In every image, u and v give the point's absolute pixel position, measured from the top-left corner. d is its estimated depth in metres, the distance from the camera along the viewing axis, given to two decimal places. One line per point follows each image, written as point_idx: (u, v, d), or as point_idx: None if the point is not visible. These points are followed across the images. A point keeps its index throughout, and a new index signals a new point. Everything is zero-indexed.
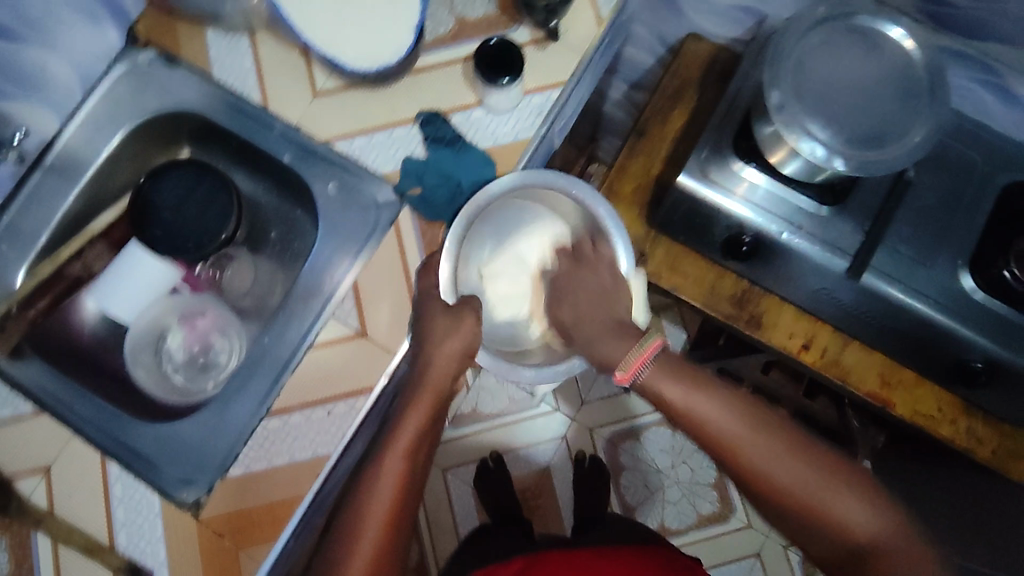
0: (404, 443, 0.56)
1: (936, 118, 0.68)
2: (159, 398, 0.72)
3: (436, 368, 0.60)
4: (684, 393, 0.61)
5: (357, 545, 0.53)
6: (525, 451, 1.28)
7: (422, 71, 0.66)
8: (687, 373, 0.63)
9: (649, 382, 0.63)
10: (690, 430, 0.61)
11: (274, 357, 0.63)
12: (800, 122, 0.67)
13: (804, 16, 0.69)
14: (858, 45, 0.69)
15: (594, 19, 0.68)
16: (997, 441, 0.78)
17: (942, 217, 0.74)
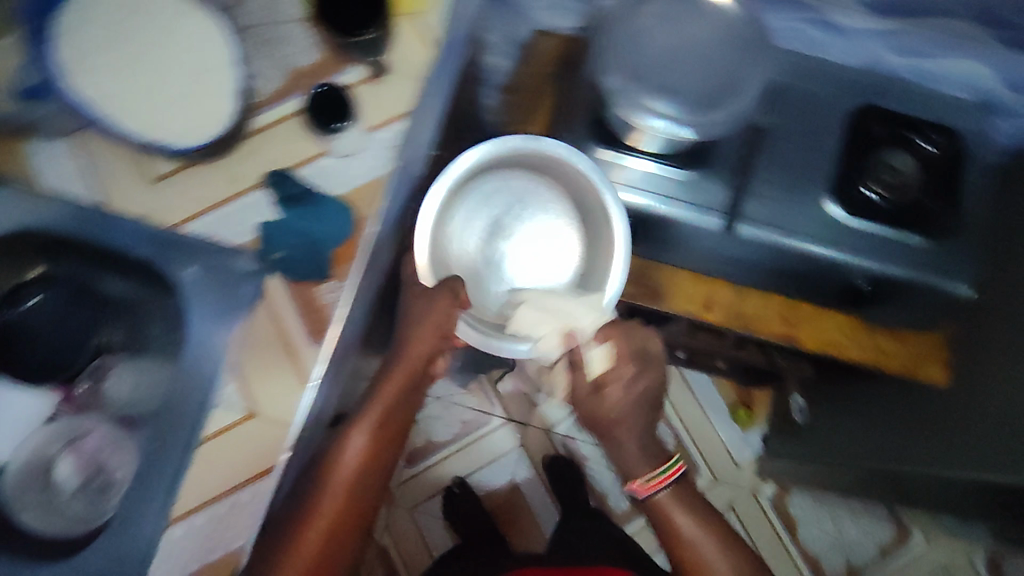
0: (364, 439, 0.69)
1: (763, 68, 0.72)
2: (54, 535, 0.61)
3: (415, 345, 0.73)
4: (693, 528, 0.71)
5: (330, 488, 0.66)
6: (488, 469, 1.27)
7: (259, 133, 0.64)
8: (696, 508, 0.72)
9: (663, 503, 0.72)
10: (670, 538, 0.71)
11: (163, 468, 0.59)
12: (642, 101, 0.69)
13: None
14: (682, 14, 0.72)
15: (420, 41, 0.67)
16: (900, 350, 0.82)
17: (801, 155, 0.76)
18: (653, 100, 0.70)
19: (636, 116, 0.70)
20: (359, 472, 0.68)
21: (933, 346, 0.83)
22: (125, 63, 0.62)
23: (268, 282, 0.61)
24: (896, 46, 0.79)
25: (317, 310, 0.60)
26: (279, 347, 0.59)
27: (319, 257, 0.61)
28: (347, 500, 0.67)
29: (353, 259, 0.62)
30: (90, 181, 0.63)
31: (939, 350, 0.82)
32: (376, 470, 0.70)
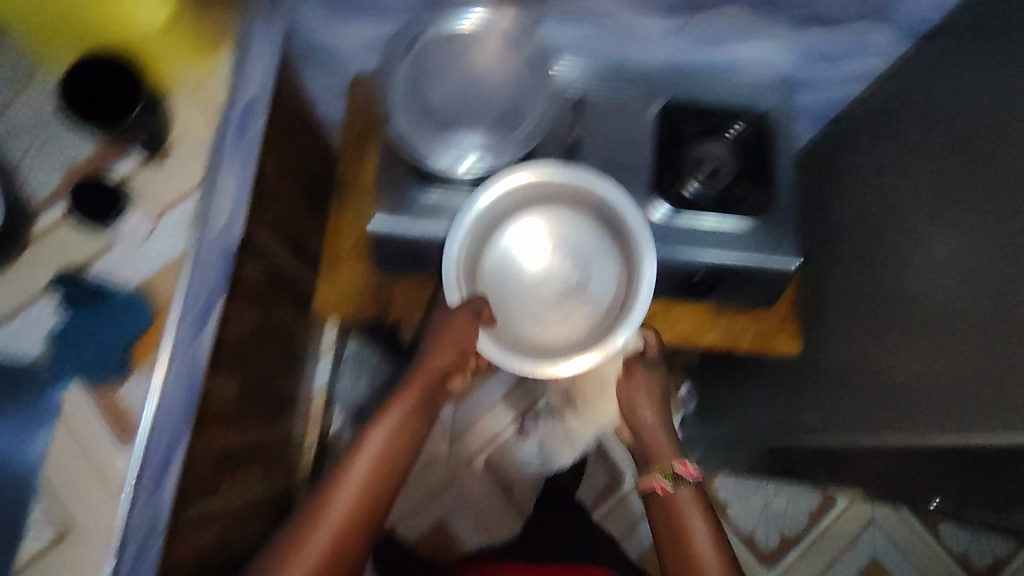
0: (377, 446, 0.67)
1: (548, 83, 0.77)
2: None
3: (434, 352, 0.72)
4: (703, 522, 0.69)
5: (337, 493, 0.64)
6: (415, 510, 1.32)
7: (37, 236, 0.64)
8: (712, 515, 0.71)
9: (685, 492, 0.72)
10: (671, 520, 0.70)
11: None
12: (446, 147, 0.74)
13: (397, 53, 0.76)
14: (455, 52, 0.75)
15: (205, 113, 0.67)
16: (749, 328, 0.84)
17: (617, 159, 0.77)
18: (449, 141, 0.74)
19: (442, 163, 0.73)
20: (366, 485, 0.65)
21: (780, 321, 0.83)
22: None
23: (74, 388, 0.61)
24: (694, 41, 0.79)
25: (121, 414, 0.61)
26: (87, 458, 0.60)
27: (110, 358, 0.61)
28: (353, 509, 0.63)
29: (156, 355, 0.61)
30: None
31: (788, 321, 0.83)
32: (390, 483, 0.67)
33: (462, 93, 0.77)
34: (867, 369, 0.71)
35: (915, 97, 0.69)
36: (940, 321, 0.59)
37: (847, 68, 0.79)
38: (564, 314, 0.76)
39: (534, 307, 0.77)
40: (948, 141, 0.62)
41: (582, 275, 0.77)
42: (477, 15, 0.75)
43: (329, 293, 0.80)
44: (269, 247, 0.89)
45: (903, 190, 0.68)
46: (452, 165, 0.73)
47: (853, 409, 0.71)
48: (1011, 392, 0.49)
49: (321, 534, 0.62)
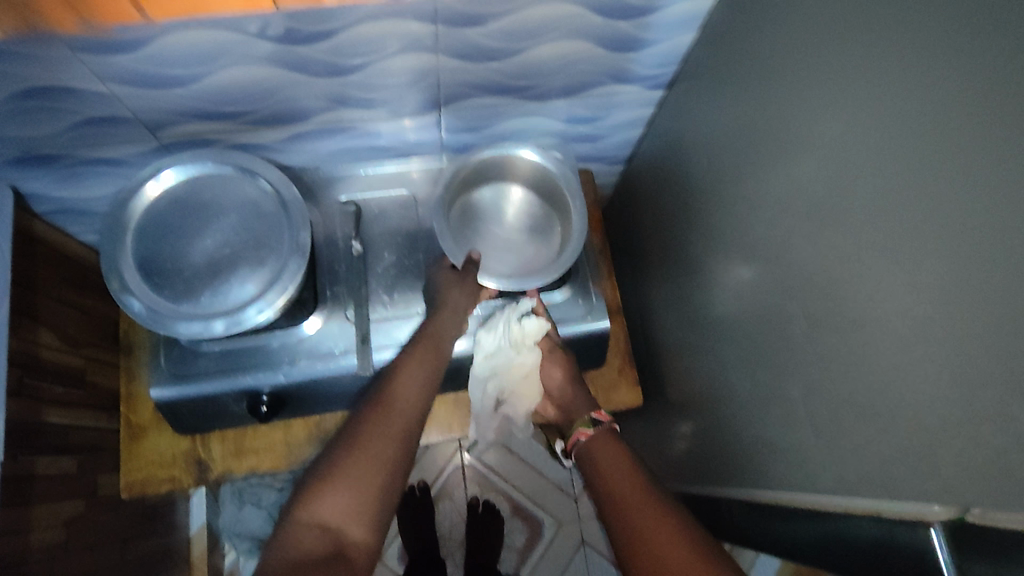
0: (412, 369, 0.64)
1: (289, 209, 0.64)
2: None
3: (443, 314, 0.68)
4: (614, 457, 0.67)
5: (411, 396, 0.61)
6: None
7: None
8: (621, 453, 0.67)
9: (600, 446, 0.70)
10: (597, 471, 0.67)
11: None
12: (185, 317, 0.60)
13: (108, 225, 0.62)
14: (182, 216, 0.64)
15: None
16: (593, 387, 0.84)
17: (410, 263, 0.77)
18: (197, 308, 0.61)
19: (190, 333, 0.59)
20: (407, 397, 0.61)
21: (616, 374, 0.85)
22: None
23: None
24: (459, 127, 0.78)
25: None
26: None
27: None
28: (406, 424, 0.59)
29: None
30: None
31: (624, 371, 0.85)
32: (428, 400, 0.63)
33: (201, 247, 0.64)
34: (710, 405, 0.75)
35: (681, 147, 0.76)
36: (774, 357, 0.60)
37: (615, 118, 0.82)
38: (523, 260, 0.76)
39: (504, 266, 0.75)
40: (727, 201, 0.66)
41: (538, 243, 0.77)
42: (186, 174, 0.65)
43: (133, 469, 0.74)
44: (71, 428, 0.81)
45: (707, 240, 0.72)
46: (199, 332, 0.59)
47: (733, 458, 0.70)
48: (964, 391, 0.38)
49: (381, 435, 0.58)
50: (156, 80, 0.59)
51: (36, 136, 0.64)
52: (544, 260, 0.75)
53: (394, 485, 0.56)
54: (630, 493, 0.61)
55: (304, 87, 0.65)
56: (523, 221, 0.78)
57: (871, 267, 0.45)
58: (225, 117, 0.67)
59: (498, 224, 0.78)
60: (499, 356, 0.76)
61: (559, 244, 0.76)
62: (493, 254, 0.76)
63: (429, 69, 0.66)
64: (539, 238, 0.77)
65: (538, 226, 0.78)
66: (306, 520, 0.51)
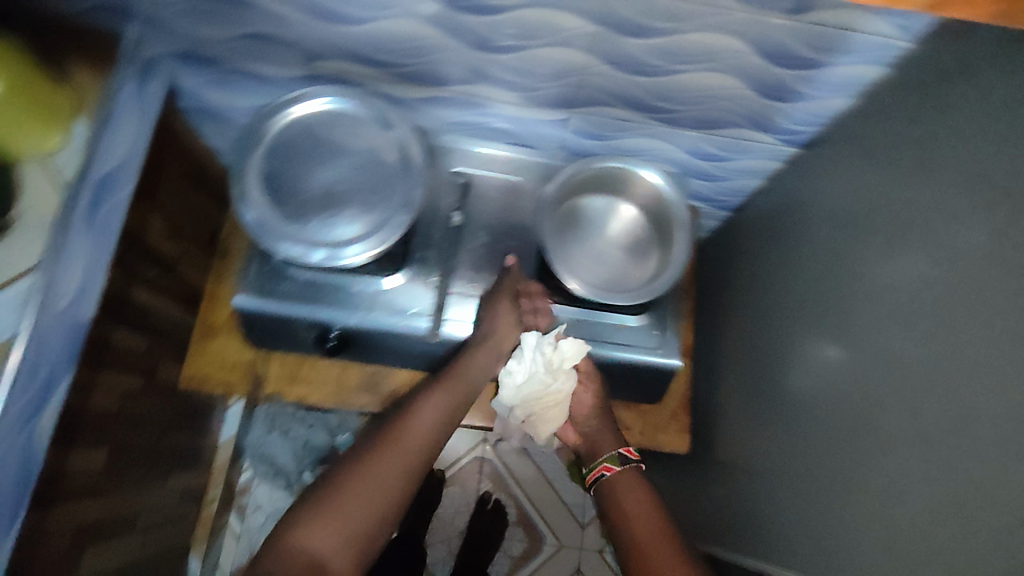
0: (431, 404, 0.63)
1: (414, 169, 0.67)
2: None
3: (476, 356, 0.69)
4: (641, 498, 0.66)
5: (427, 431, 0.60)
6: None
7: None
8: (646, 491, 0.67)
9: (625, 482, 0.69)
10: (620, 509, 0.66)
11: None
12: (289, 235, 0.62)
13: (249, 135, 0.66)
14: (314, 142, 0.68)
15: (53, 188, 0.65)
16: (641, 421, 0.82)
17: (501, 249, 0.77)
18: (301, 233, 0.63)
19: (291, 253, 0.62)
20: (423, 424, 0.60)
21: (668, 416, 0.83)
22: None
23: None
24: (585, 133, 0.79)
25: None
26: None
27: None
28: (410, 462, 0.57)
29: None
30: None
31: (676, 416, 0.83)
32: (439, 440, 0.61)
33: (320, 178, 0.67)
34: (754, 476, 0.72)
35: (798, 209, 0.74)
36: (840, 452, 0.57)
37: (738, 164, 0.81)
38: (617, 272, 0.75)
39: (599, 274, 0.75)
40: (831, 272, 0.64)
41: (636, 260, 0.76)
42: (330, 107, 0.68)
43: (197, 364, 0.78)
44: (152, 311, 0.86)
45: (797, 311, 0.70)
46: (296, 256, 0.62)
47: (762, 537, 0.67)
48: None
49: (385, 470, 0.55)
50: (325, 13, 0.63)
51: (206, 38, 0.69)
52: (638, 279, 0.74)
53: (383, 530, 0.53)
54: (657, 545, 0.60)
55: (452, 54, 0.67)
56: (628, 235, 0.77)
57: (982, 375, 0.43)
58: (374, 64, 0.70)
59: (604, 232, 0.77)
60: (528, 384, 0.72)
61: (657, 268, 0.74)
62: (584, 259, 0.75)
63: (575, 68, 0.66)
64: (639, 254, 0.76)
65: (641, 243, 0.77)
66: (295, 540, 0.49)
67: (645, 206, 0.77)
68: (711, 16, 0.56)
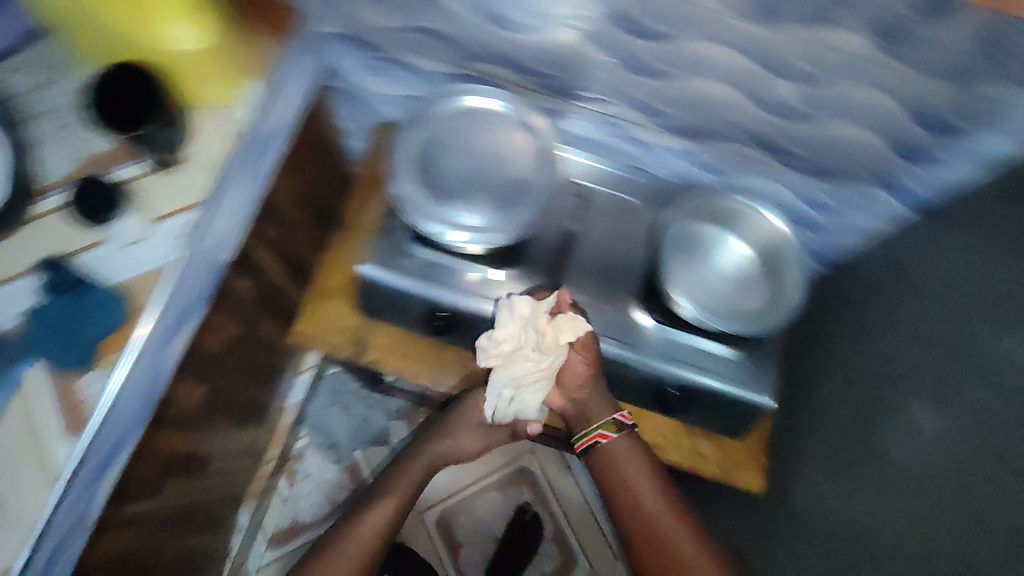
0: (382, 502, 0.79)
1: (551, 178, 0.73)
2: None
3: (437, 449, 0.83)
4: (628, 467, 0.77)
5: (362, 530, 0.77)
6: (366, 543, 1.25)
7: (37, 219, 0.63)
8: (639, 455, 0.77)
9: (613, 449, 0.77)
10: (603, 471, 0.78)
11: None
12: (435, 214, 0.68)
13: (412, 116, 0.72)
14: (470, 132, 0.74)
15: (223, 137, 0.69)
16: (718, 455, 0.82)
17: (612, 263, 0.80)
18: (435, 211, 0.69)
19: (434, 231, 0.67)
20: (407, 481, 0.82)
21: (746, 453, 0.82)
22: None
23: (24, 369, 0.60)
24: (705, 165, 0.81)
25: (75, 403, 0.60)
26: (34, 449, 0.59)
27: (80, 346, 0.60)
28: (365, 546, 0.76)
29: (115, 355, 0.61)
30: None
31: (755, 455, 0.82)
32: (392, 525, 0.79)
33: (465, 167, 0.73)
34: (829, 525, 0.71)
35: (904, 266, 0.75)
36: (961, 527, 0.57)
37: (851, 219, 0.82)
38: (748, 296, 0.75)
39: (730, 294, 0.75)
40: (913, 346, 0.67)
41: (770, 286, 0.75)
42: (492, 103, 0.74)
43: (309, 321, 0.84)
44: (265, 268, 0.91)
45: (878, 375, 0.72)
46: (436, 235, 0.67)
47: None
48: None
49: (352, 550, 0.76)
50: (498, 19, 0.67)
51: (375, 26, 0.74)
52: (766, 307, 0.74)
53: None
54: (663, 517, 0.74)
55: (605, 73, 0.70)
56: (764, 260, 0.77)
57: None
58: (525, 71, 0.74)
59: (745, 252, 0.77)
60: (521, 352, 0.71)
61: (783, 299, 0.74)
62: (703, 288, 0.74)
63: (723, 103, 0.69)
64: (772, 280, 0.75)
65: (776, 270, 0.76)
66: None
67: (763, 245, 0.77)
68: (875, 72, 0.59)
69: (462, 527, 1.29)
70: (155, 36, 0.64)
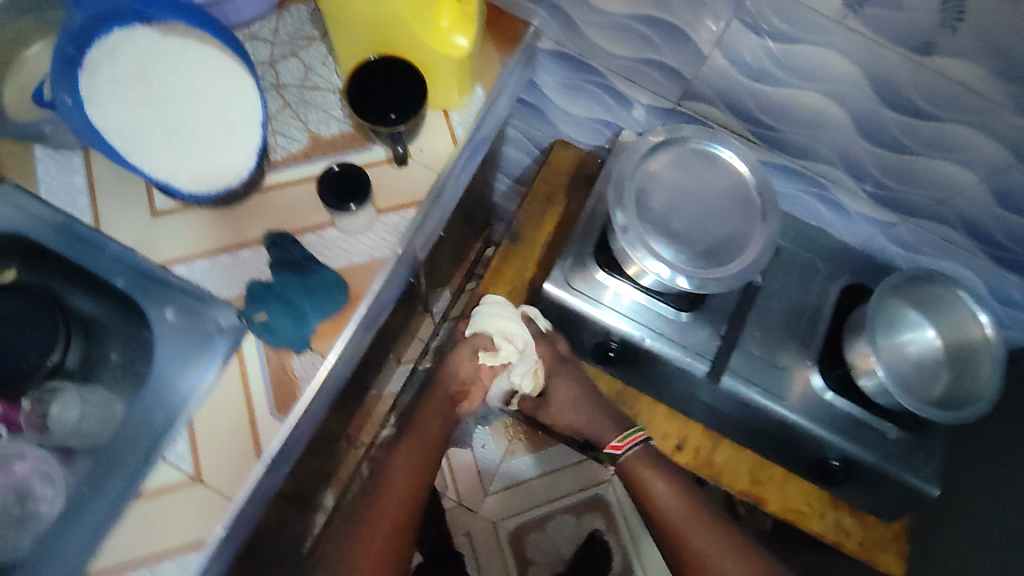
0: (412, 447, 0.82)
1: (770, 231, 0.68)
2: None
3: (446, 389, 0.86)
4: (655, 479, 0.79)
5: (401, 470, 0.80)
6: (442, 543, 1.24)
7: (270, 191, 0.64)
8: (659, 466, 0.80)
9: (631, 464, 0.81)
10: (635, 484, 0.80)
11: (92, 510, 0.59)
12: (644, 241, 0.66)
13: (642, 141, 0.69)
14: (696, 165, 0.70)
15: (449, 136, 0.68)
16: (862, 532, 0.84)
17: (791, 324, 0.80)
18: (649, 240, 0.67)
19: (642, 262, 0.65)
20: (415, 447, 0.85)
21: (889, 537, 0.84)
22: (141, 102, 0.55)
23: (243, 335, 0.60)
24: (897, 238, 0.80)
25: (286, 381, 0.59)
26: (246, 425, 0.58)
27: (306, 328, 0.60)
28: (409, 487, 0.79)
29: (329, 342, 0.60)
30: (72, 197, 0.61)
31: (896, 538, 0.84)
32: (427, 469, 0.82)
33: (679, 203, 0.69)
34: None
35: None
36: None
37: None
38: (932, 381, 0.74)
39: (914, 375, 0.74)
40: None
41: (959, 379, 0.74)
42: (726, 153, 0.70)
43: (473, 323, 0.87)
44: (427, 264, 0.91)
45: None
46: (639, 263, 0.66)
47: None
48: None
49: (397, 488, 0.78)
50: (752, 71, 0.66)
51: (607, 51, 0.73)
52: (949, 398, 0.73)
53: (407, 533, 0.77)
54: (674, 517, 0.79)
55: (838, 136, 0.69)
56: (960, 352, 0.75)
57: None
58: (749, 120, 0.73)
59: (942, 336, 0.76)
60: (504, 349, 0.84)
61: (972, 396, 0.72)
62: (890, 361, 0.74)
63: (956, 189, 0.68)
64: (963, 373, 0.74)
65: (971, 365, 0.74)
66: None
67: (959, 339, 0.75)
68: None
69: (534, 544, 1.30)
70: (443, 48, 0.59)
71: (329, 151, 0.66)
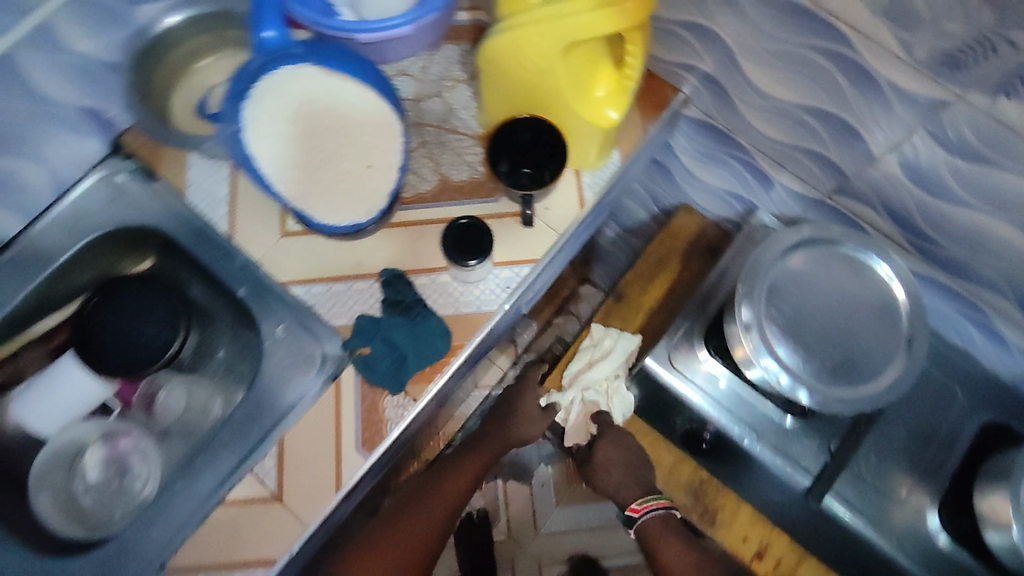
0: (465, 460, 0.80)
1: (912, 360, 0.63)
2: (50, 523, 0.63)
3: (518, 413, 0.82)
4: (671, 549, 0.78)
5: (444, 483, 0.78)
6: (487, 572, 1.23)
7: (394, 226, 0.64)
8: (676, 537, 0.78)
9: (649, 529, 0.79)
10: (647, 540, 0.80)
11: (178, 504, 0.62)
12: (767, 340, 0.63)
13: (786, 234, 0.67)
14: (845, 271, 0.66)
15: (578, 199, 0.66)
16: None
17: (914, 453, 0.72)
18: (774, 342, 0.63)
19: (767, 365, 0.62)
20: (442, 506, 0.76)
21: None
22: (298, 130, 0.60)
23: (344, 364, 0.61)
24: None
25: (376, 421, 0.59)
26: (331, 455, 0.58)
27: (404, 371, 0.59)
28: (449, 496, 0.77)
29: (420, 391, 0.59)
30: (216, 206, 0.66)
31: None
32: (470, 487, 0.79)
33: (817, 305, 0.65)
34: None
35: None
36: None
37: None
38: None
39: None
40: None
41: None
42: (881, 266, 0.66)
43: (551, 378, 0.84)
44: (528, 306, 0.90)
45: None
46: (754, 358, 0.63)
47: None
48: None
49: (443, 489, 0.78)
50: (927, 183, 0.61)
51: (761, 132, 0.69)
52: None
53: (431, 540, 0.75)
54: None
55: (1014, 265, 0.62)
56: None
57: None
58: (907, 229, 0.68)
59: None
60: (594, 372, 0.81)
61: None
62: None
63: None
64: None
65: None
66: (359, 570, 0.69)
67: None
68: None
69: None
70: (594, 118, 0.59)
71: (454, 195, 0.65)
